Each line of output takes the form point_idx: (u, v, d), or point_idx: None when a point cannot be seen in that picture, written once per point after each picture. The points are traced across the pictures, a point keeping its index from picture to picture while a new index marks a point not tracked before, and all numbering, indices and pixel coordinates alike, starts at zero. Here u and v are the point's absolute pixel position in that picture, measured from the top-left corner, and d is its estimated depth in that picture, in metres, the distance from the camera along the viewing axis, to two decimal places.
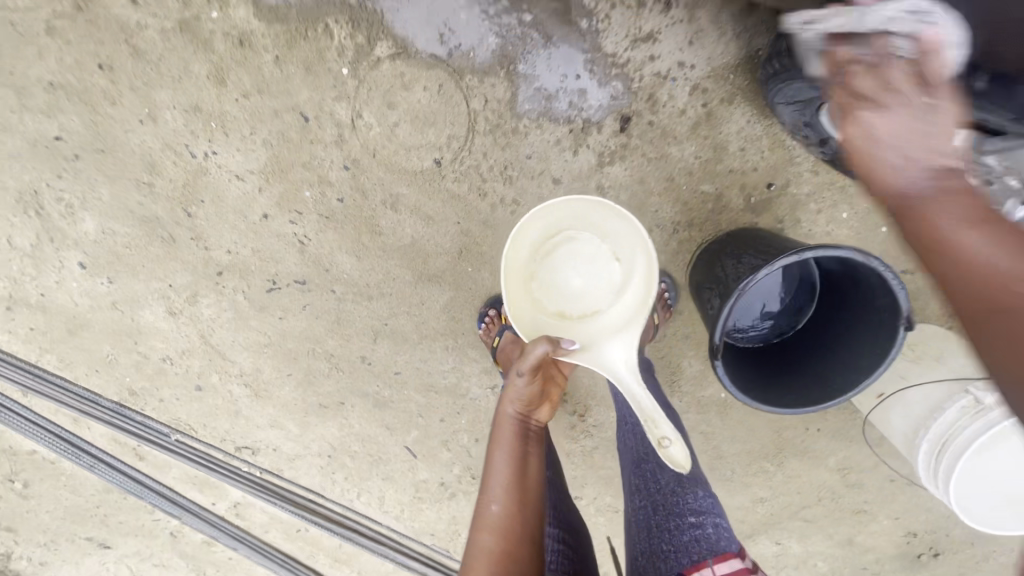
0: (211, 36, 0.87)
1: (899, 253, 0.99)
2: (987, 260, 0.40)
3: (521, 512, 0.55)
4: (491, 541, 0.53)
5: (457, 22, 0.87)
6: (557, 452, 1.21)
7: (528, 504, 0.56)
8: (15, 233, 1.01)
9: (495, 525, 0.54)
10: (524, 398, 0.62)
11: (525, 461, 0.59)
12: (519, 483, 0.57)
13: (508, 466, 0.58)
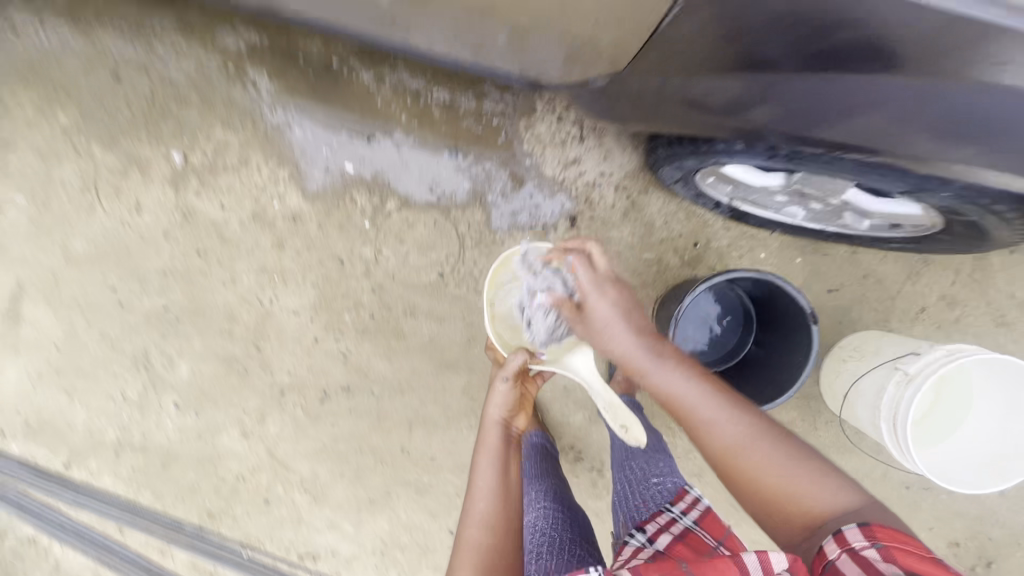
0: (273, 218, 1.24)
1: (816, 277, 1.22)
2: (735, 452, 0.73)
3: (502, 501, 0.87)
4: (482, 523, 0.83)
5: (441, 176, 1.23)
6: (585, 512, 1.32)
7: (507, 499, 0.87)
8: (127, 388, 1.30)
9: (485, 515, 0.84)
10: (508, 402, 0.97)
11: (506, 460, 0.92)
12: (502, 482, 0.89)
13: (495, 466, 0.90)
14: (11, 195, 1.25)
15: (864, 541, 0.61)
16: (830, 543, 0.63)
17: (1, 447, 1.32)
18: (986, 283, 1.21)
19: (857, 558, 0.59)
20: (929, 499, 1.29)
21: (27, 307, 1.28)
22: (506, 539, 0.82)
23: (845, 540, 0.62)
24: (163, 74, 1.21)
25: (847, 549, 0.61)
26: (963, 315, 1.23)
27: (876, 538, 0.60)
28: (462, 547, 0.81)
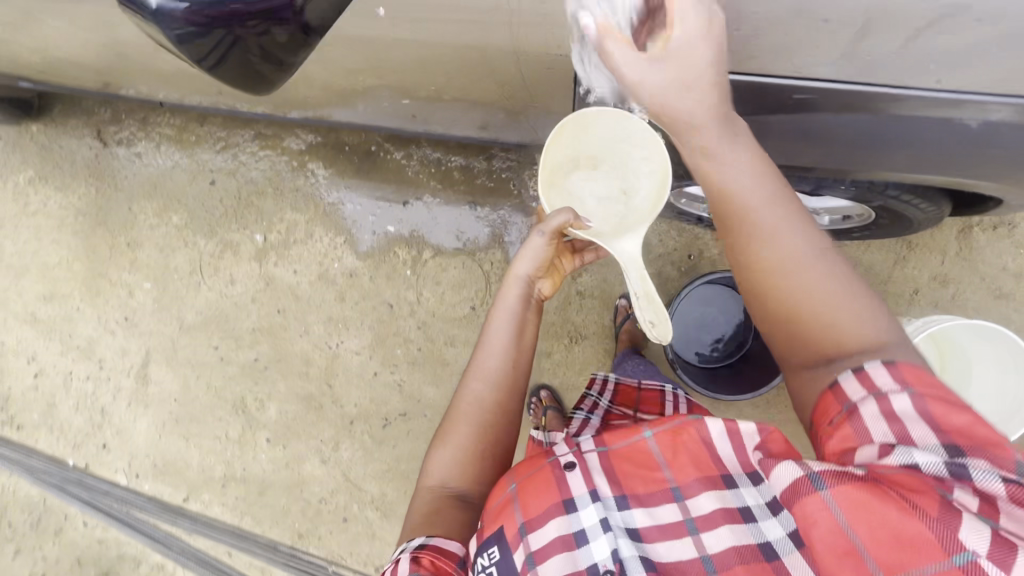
0: (335, 276, 1.53)
1: None
2: (786, 265, 0.66)
3: (509, 370, 0.86)
4: (483, 383, 0.85)
5: (467, 226, 1.48)
6: None
7: (516, 369, 0.86)
8: (229, 428, 1.58)
9: (491, 381, 0.85)
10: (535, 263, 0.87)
11: (521, 329, 0.87)
12: (515, 353, 0.86)
13: (510, 333, 0.87)
14: (140, 282, 1.61)
15: (895, 387, 0.57)
16: (851, 381, 0.60)
17: (135, 487, 1.61)
18: (973, 259, 1.30)
19: (884, 406, 0.56)
20: None
21: (153, 368, 1.61)
22: (505, 405, 0.85)
23: (870, 382, 0.58)
24: (246, 175, 1.57)
25: (874, 392, 0.57)
26: (958, 293, 1.30)
27: (909, 385, 0.56)
28: (460, 404, 0.86)
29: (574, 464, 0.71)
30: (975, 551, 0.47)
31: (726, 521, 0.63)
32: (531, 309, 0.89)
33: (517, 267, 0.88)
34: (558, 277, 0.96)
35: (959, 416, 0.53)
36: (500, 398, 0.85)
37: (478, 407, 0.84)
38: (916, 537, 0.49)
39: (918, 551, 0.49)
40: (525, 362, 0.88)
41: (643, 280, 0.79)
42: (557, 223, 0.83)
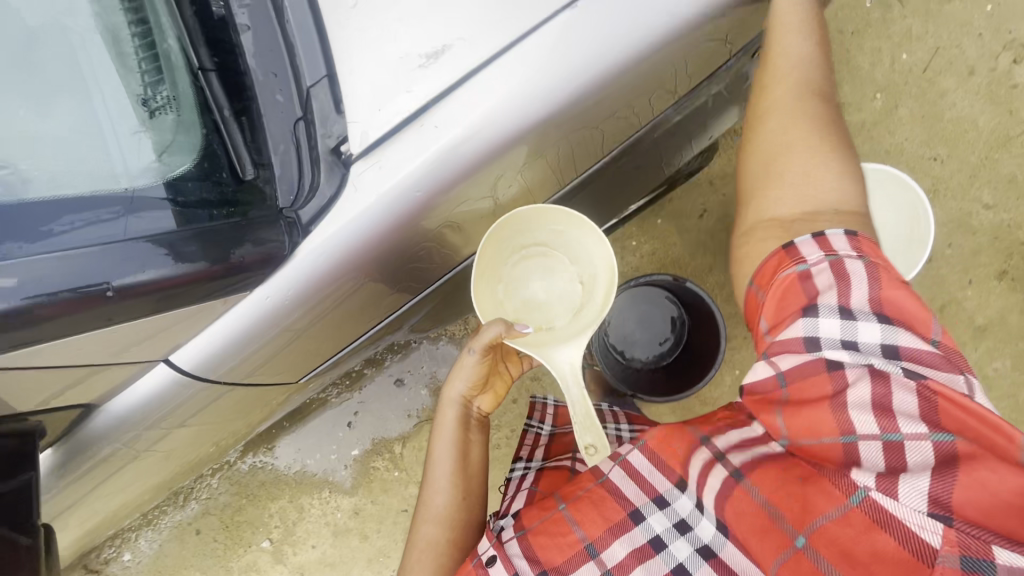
0: (347, 523, 1.54)
1: (682, 218, 1.35)
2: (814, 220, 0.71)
3: (459, 504, 0.80)
4: (432, 521, 0.79)
5: (410, 403, 1.51)
6: None
7: (467, 501, 0.81)
8: None
9: (440, 518, 0.79)
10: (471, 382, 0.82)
11: (465, 456, 0.83)
12: (462, 482, 0.81)
13: (452, 460, 0.82)
14: None
15: (851, 251, 0.62)
16: (808, 244, 0.64)
17: None
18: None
19: (834, 270, 0.61)
20: (945, 264, 1.28)
21: None
22: (462, 541, 0.79)
23: (827, 245, 0.63)
24: (218, 505, 1.58)
25: (831, 254, 0.62)
26: None
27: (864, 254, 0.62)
28: (411, 547, 0.78)
29: (496, 556, 0.67)
30: (867, 485, 0.54)
31: (639, 561, 0.63)
32: (475, 434, 0.85)
33: (450, 387, 0.83)
34: (498, 393, 0.88)
35: (894, 294, 0.60)
36: (455, 534, 0.79)
37: (430, 552, 0.77)
38: (825, 491, 0.57)
39: (824, 498, 0.57)
40: (478, 487, 0.82)
41: (578, 393, 0.72)
42: (486, 335, 0.74)
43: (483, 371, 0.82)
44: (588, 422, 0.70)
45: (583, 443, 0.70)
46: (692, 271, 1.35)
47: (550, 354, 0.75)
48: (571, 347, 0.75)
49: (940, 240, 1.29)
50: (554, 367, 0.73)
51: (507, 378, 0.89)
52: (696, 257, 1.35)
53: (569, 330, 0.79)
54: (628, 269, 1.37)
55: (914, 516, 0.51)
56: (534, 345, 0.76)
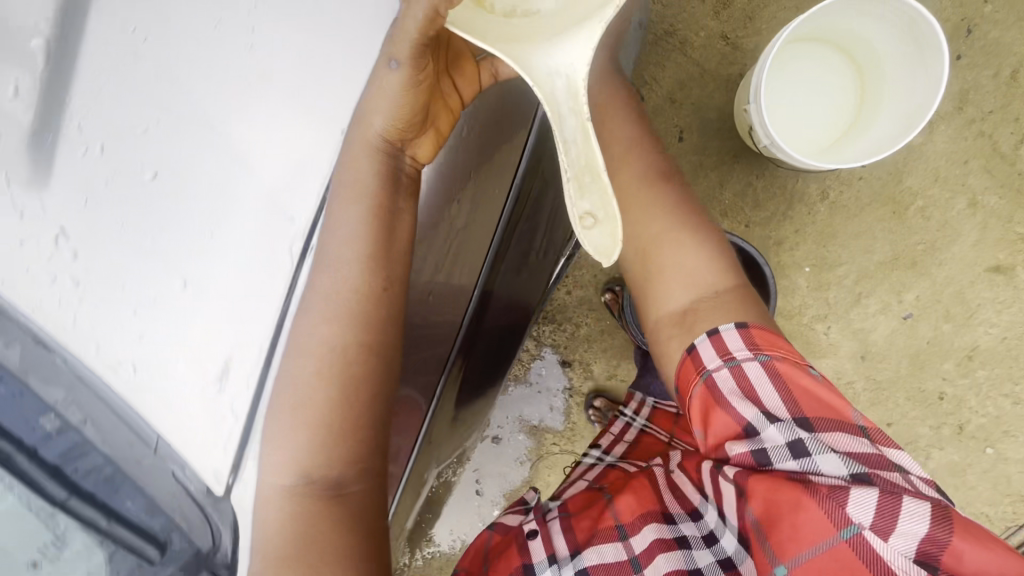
0: None
1: (663, 151, 1.16)
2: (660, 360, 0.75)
3: (373, 298, 0.59)
4: (359, 198, 0.58)
5: (515, 450, 1.49)
6: (871, 411, 1.23)
7: (385, 294, 0.59)
8: None
9: (371, 186, 0.58)
10: (395, 113, 0.56)
11: (392, 226, 0.59)
12: (383, 259, 0.59)
13: (374, 175, 0.58)
14: None
15: (747, 349, 0.64)
16: (706, 344, 0.66)
17: None
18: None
19: (742, 388, 0.63)
20: (993, 24, 1.01)
21: None
22: (371, 351, 0.59)
23: (725, 347, 0.65)
24: None
25: (728, 356, 0.64)
26: None
27: (761, 350, 0.64)
28: (354, 185, 0.57)
29: (538, 530, 0.74)
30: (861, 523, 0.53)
31: (663, 550, 0.67)
32: (405, 198, 0.60)
33: (368, 121, 0.56)
34: (441, 133, 0.63)
35: (804, 382, 0.62)
36: (366, 336, 0.58)
37: (322, 355, 0.57)
38: (814, 516, 0.54)
39: (812, 522, 0.54)
40: (402, 276, 0.60)
41: (575, 115, 0.47)
42: (410, 21, 0.50)
43: (417, 104, 0.57)
44: (593, 175, 0.46)
45: (577, 211, 0.46)
46: (704, 199, 1.18)
47: (530, 63, 0.49)
48: (566, 48, 0.49)
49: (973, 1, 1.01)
50: (535, 79, 0.47)
51: (449, 104, 0.63)
52: (700, 183, 1.17)
53: (567, 18, 0.52)
54: None
55: (903, 561, 0.51)
56: (508, 46, 0.50)
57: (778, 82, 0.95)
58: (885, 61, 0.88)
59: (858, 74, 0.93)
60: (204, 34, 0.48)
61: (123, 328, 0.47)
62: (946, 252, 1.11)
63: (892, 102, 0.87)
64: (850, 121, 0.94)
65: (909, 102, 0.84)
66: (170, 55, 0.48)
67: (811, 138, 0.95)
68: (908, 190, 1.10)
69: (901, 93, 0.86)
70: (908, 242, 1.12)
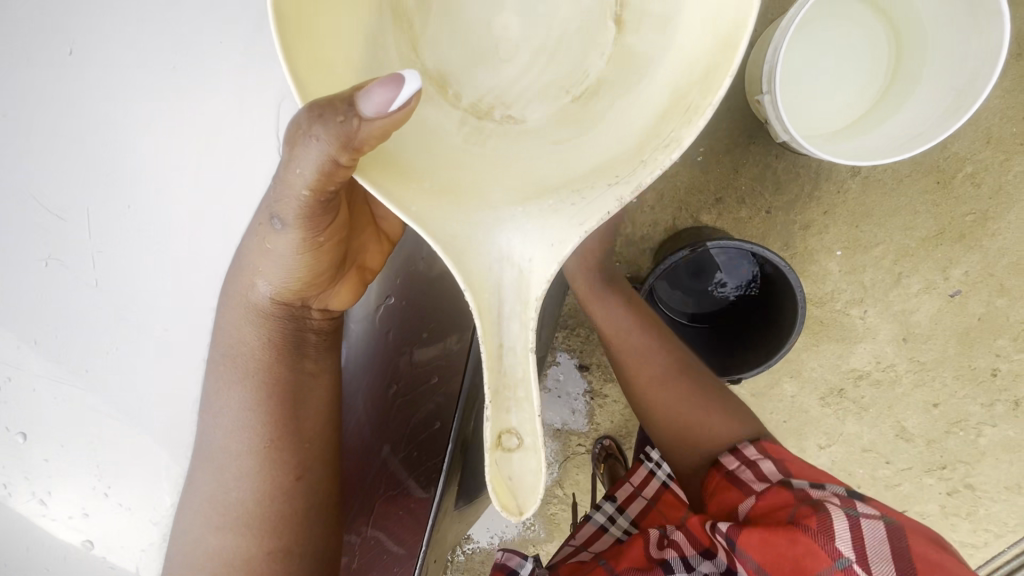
0: None
1: None
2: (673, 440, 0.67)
3: (281, 494, 0.47)
4: (244, 375, 0.47)
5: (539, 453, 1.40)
6: (918, 395, 1.12)
7: (295, 485, 0.48)
8: None
9: (256, 358, 0.47)
10: (294, 274, 0.43)
11: (298, 401, 0.48)
12: (288, 444, 0.48)
13: (260, 346, 0.47)
14: None
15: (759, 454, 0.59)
16: (726, 454, 0.61)
17: None
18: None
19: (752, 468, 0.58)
20: None
21: None
22: (287, 554, 0.48)
23: (742, 455, 0.60)
24: None
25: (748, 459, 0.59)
26: None
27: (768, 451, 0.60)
28: (233, 355, 0.48)
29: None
30: (850, 556, 0.47)
31: None
32: (313, 363, 0.50)
33: (252, 281, 0.45)
34: (366, 268, 0.50)
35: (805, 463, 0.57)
36: (277, 540, 0.47)
37: (219, 570, 0.47)
38: (807, 544, 0.47)
39: (809, 559, 0.47)
40: (322, 457, 0.50)
41: (518, 314, 0.33)
42: (306, 179, 0.35)
43: (320, 262, 0.43)
44: (516, 392, 0.32)
45: (494, 429, 0.32)
46: (718, 187, 1.04)
47: (468, 242, 0.33)
48: (528, 230, 0.34)
49: None
50: (471, 275, 0.32)
51: (380, 230, 0.50)
52: (711, 171, 1.03)
53: (545, 170, 0.37)
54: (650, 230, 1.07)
55: None
56: (442, 197, 0.34)
57: (799, 47, 0.80)
58: (931, 30, 0.74)
59: (892, 43, 0.79)
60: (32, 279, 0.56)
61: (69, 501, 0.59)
62: (1002, 220, 0.99)
63: (933, 75, 0.74)
64: (887, 77, 0.80)
65: (952, 79, 0.71)
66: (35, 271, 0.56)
67: (823, 117, 0.82)
68: (955, 156, 0.96)
69: (937, 71, 0.73)
70: (957, 213, 0.99)
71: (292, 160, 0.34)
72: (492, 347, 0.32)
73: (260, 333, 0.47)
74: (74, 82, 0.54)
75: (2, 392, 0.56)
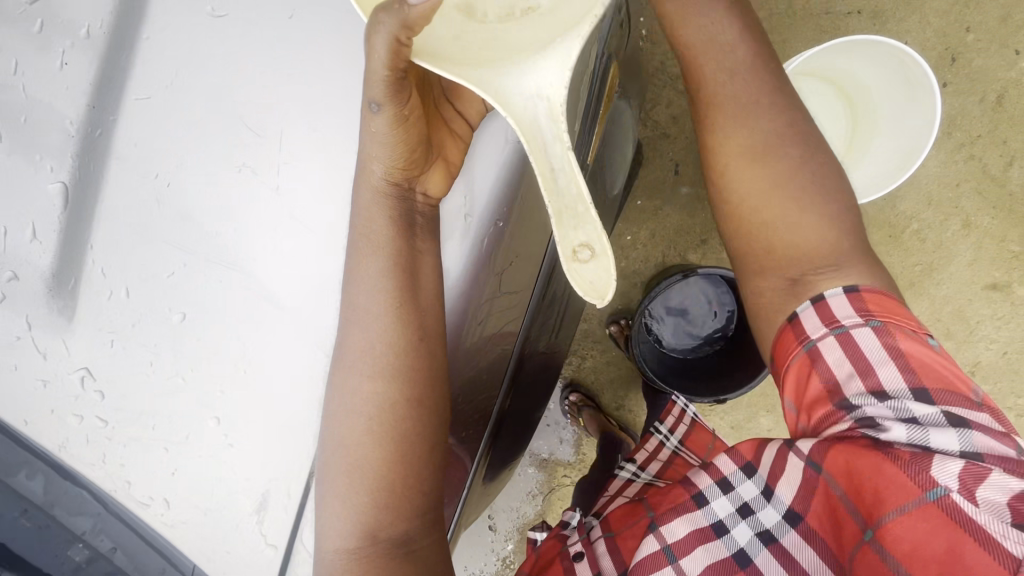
0: None
1: (663, 184, 1.15)
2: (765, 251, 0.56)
3: (410, 351, 0.50)
4: (374, 246, 0.51)
5: (526, 484, 1.40)
6: None
7: (421, 344, 0.50)
8: None
9: (384, 232, 0.51)
10: (387, 153, 0.49)
11: (416, 269, 0.51)
12: (411, 307, 0.50)
13: (386, 220, 0.51)
14: None
15: (858, 317, 0.50)
16: (809, 312, 0.52)
17: None
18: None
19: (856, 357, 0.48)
20: (976, 53, 1.04)
21: None
22: (421, 405, 0.51)
23: (828, 314, 0.51)
24: None
25: (836, 324, 0.50)
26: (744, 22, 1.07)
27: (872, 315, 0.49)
28: (363, 230, 0.51)
29: (583, 552, 0.58)
30: (948, 485, 0.41)
31: (700, 544, 0.51)
32: (424, 238, 0.52)
33: (368, 165, 0.50)
34: (452, 162, 0.52)
35: (923, 353, 0.48)
36: (412, 389, 0.50)
37: (371, 414, 0.50)
38: (894, 477, 0.42)
39: (893, 489, 0.42)
40: (437, 327, 0.51)
41: (558, 140, 0.39)
42: (377, 58, 0.41)
43: (410, 135, 0.49)
44: (575, 211, 0.38)
45: (568, 246, 0.38)
46: (703, 230, 1.16)
47: (502, 95, 0.41)
48: (546, 71, 0.41)
49: (956, 33, 1.04)
50: (513, 115, 0.40)
51: (450, 125, 0.53)
52: (698, 215, 1.16)
53: (550, 23, 0.42)
54: (643, 264, 1.19)
55: (997, 525, 0.39)
56: (471, 64, 0.42)
57: None
58: (881, 106, 0.90)
59: (850, 116, 0.95)
60: (203, 176, 0.52)
61: (143, 473, 0.53)
62: (945, 271, 1.13)
63: (884, 140, 0.89)
64: (847, 140, 0.95)
65: (899, 143, 0.86)
66: (181, 208, 0.52)
67: None
68: (903, 214, 1.12)
69: (886, 138, 0.89)
70: (906, 264, 1.14)
71: (372, 50, 0.40)
72: (546, 174, 0.39)
73: (390, 206, 0.51)
74: (236, 39, 0.51)
75: (139, 278, 0.52)
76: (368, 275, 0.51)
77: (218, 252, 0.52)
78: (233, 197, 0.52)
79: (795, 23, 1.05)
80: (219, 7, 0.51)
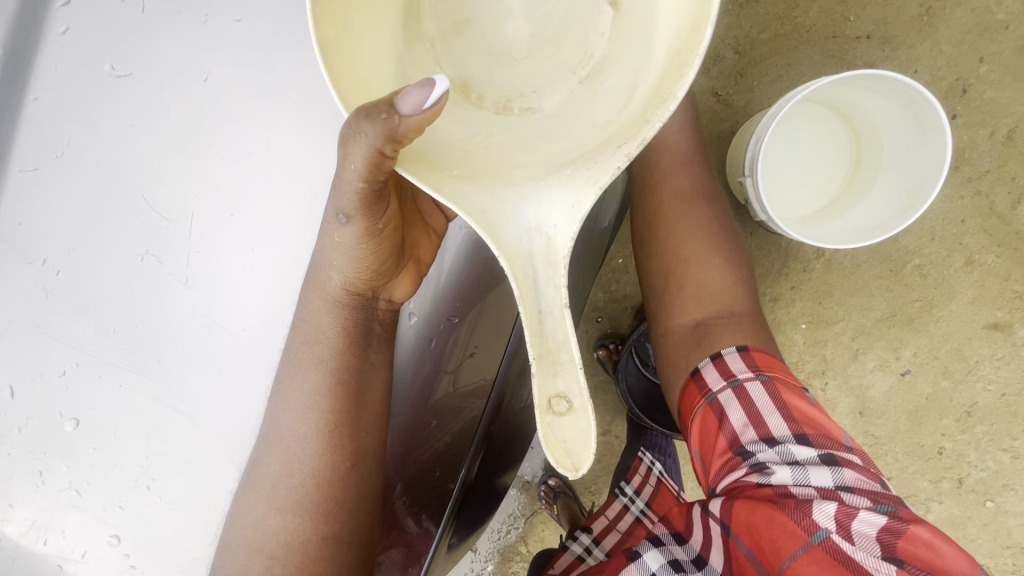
0: None
1: None
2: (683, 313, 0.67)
3: (337, 480, 0.50)
4: (315, 365, 0.50)
5: (507, 505, 1.33)
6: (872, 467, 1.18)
7: (351, 472, 0.50)
8: None
9: (329, 349, 0.50)
10: (363, 261, 0.47)
11: (360, 390, 0.51)
12: (348, 433, 0.50)
13: (335, 334, 0.50)
14: None
15: (749, 370, 0.59)
16: (710, 370, 0.61)
17: None
18: None
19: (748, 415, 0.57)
20: (987, 85, 1.00)
21: None
22: (335, 540, 0.50)
23: (726, 367, 0.60)
24: None
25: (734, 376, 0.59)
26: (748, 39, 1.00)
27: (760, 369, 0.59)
28: (312, 343, 0.51)
29: None
30: (828, 527, 0.48)
31: None
32: (376, 351, 0.53)
33: (326, 275, 0.49)
34: (423, 262, 0.53)
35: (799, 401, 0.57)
36: (329, 524, 0.49)
37: (276, 550, 0.49)
38: (786, 525, 0.50)
39: (791, 536, 0.49)
40: (374, 450, 0.52)
41: (552, 279, 0.37)
42: (358, 165, 0.37)
43: (379, 248, 0.46)
44: (557, 357, 0.35)
45: (546, 393, 0.35)
46: None
47: (499, 216, 0.37)
48: (547, 198, 0.38)
49: (969, 63, 0.99)
50: (504, 247, 0.36)
51: (428, 226, 0.53)
52: None
53: (564, 144, 0.40)
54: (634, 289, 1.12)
55: (870, 557, 0.46)
56: (470, 181, 0.37)
57: (774, 144, 0.91)
58: (889, 153, 0.85)
59: (855, 155, 0.90)
60: (100, 264, 0.63)
61: (37, 513, 0.64)
62: (945, 309, 1.09)
63: (889, 181, 0.85)
64: (845, 179, 0.91)
65: (903, 188, 0.82)
66: (76, 298, 0.63)
67: (794, 206, 0.92)
68: (905, 249, 1.07)
69: (892, 179, 0.84)
70: (905, 299, 1.10)
71: (345, 158, 0.37)
72: (531, 313, 0.36)
73: (336, 322, 0.50)
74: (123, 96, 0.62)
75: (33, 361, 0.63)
76: (303, 396, 0.50)
77: (106, 328, 0.63)
78: (127, 283, 0.63)
79: (801, 46, 1.00)
80: (121, 67, 0.62)
